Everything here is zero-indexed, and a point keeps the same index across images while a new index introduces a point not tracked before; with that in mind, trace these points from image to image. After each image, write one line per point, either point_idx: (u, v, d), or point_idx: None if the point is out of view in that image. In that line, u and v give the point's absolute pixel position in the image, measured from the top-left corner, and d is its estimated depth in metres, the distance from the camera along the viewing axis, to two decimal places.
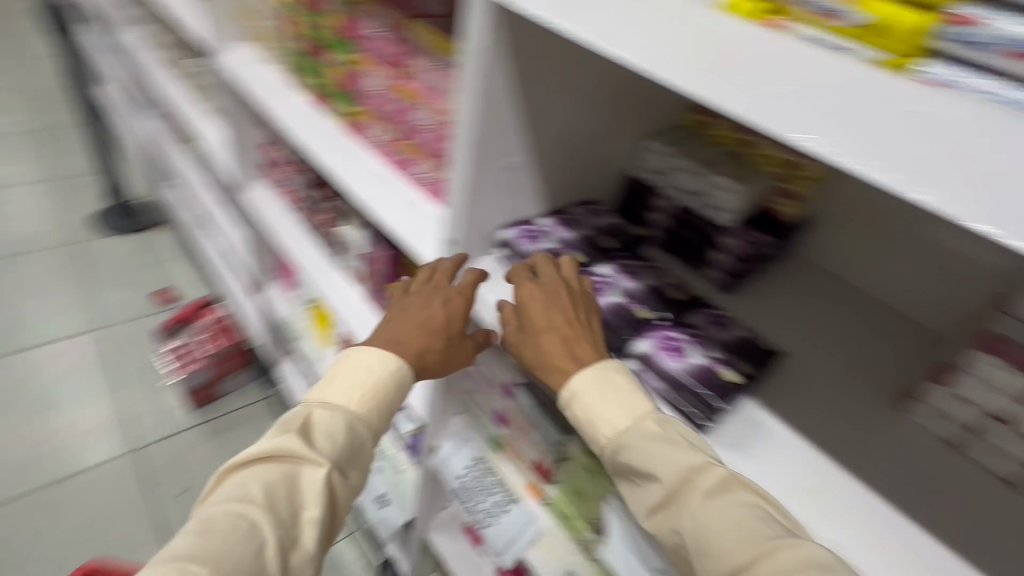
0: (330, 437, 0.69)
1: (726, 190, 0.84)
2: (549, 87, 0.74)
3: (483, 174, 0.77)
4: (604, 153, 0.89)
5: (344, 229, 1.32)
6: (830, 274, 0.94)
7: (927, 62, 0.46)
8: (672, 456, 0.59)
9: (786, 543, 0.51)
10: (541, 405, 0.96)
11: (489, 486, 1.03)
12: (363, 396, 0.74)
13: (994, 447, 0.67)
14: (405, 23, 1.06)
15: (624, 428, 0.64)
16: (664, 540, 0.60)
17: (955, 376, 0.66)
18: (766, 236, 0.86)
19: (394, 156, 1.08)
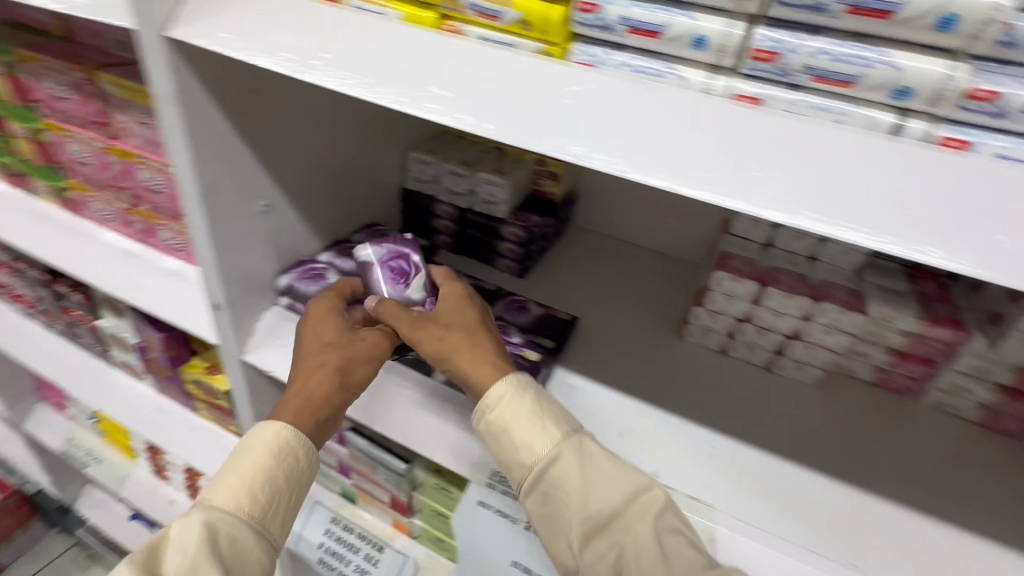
0: (638, 546, 0.58)
1: (490, 184, 0.93)
2: (597, 197, 1.11)
3: (232, 226, 0.70)
4: (612, 226, 1.14)
5: (285, 280, 0.80)
6: (700, 267, 1.08)
7: (573, 47, 0.51)
8: (612, 491, 0.60)
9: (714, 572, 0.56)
10: None
11: None
12: (583, 452, 0.61)
13: (807, 343, 0.82)
14: (84, 78, 0.77)
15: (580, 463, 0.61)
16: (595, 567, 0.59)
17: (708, 295, 0.85)
18: (542, 220, 0.98)
19: (315, 272, 0.81)
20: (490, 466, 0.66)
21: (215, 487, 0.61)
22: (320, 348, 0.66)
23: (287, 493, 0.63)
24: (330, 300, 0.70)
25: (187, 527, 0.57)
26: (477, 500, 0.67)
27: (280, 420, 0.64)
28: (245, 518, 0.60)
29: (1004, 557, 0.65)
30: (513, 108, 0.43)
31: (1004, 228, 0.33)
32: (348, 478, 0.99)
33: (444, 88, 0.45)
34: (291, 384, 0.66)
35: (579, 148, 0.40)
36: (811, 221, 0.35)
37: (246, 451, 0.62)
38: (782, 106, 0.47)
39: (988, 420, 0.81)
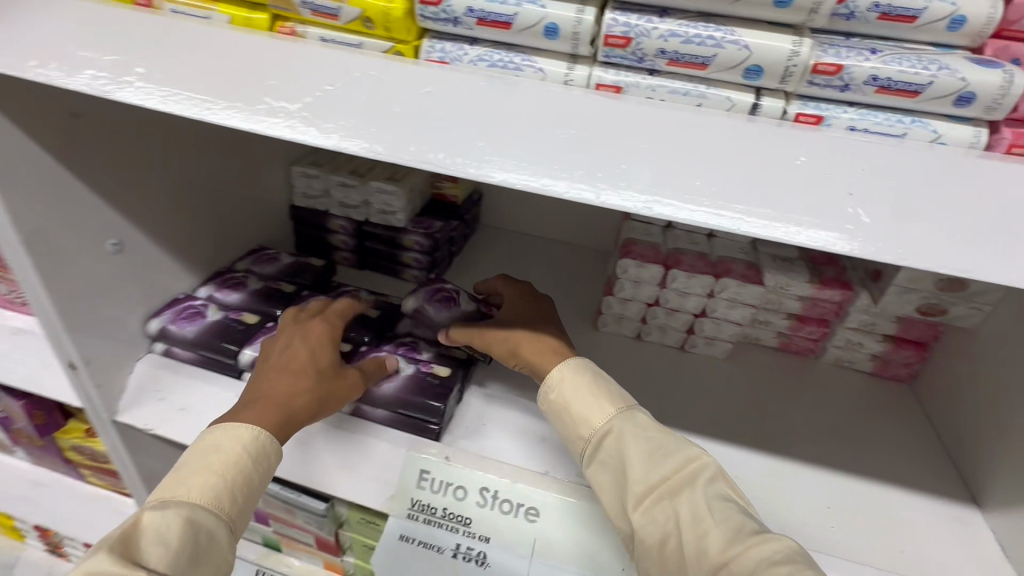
0: (693, 508, 0.51)
1: (384, 193, 0.88)
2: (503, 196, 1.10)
3: (74, 271, 0.61)
4: (521, 222, 1.12)
5: (156, 323, 0.72)
6: (611, 254, 1.08)
7: (423, 44, 0.53)
8: (671, 459, 0.55)
9: (768, 535, 0.48)
10: (430, 470, 0.63)
11: (456, 520, 0.61)
12: (640, 424, 0.58)
13: (715, 319, 0.84)
14: None
15: (636, 430, 0.58)
16: (648, 538, 0.52)
17: (616, 283, 0.84)
18: (446, 224, 0.94)
19: (193, 310, 0.74)
20: (409, 496, 0.62)
21: (183, 479, 0.51)
22: (305, 370, 0.61)
23: (260, 489, 0.55)
24: (323, 326, 0.67)
25: (166, 521, 0.47)
26: (399, 535, 0.62)
27: (253, 420, 0.56)
28: (223, 516, 0.50)
29: (905, 498, 0.69)
30: (362, 115, 0.39)
31: (857, 200, 0.33)
32: (267, 525, 0.90)
33: (282, 97, 0.40)
34: (259, 394, 0.59)
35: (441, 154, 0.37)
36: (685, 213, 0.34)
37: (216, 447, 0.53)
38: (640, 90, 0.49)
39: (880, 368, 0.86)
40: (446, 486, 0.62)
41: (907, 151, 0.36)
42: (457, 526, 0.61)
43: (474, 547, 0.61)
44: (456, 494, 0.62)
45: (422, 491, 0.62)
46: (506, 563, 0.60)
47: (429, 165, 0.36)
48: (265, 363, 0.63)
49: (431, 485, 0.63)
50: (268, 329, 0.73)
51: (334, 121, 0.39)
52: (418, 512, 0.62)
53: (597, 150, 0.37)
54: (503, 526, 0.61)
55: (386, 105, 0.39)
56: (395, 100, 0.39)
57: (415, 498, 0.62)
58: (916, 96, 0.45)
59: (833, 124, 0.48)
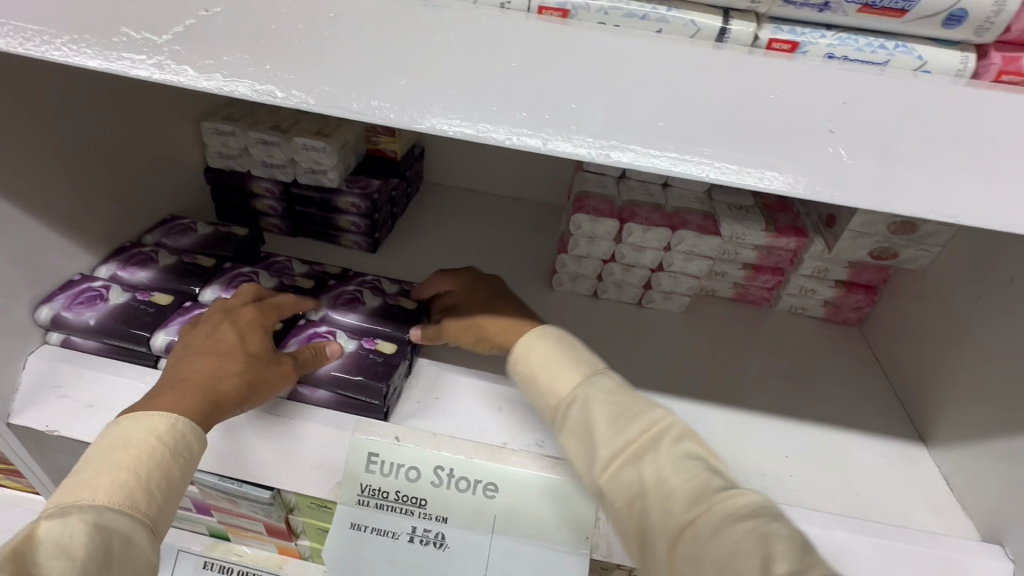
0: (659, 469, 0.49)
1: (311, 150, 0.79)
2: (447, 150, 1.02)
3: None
4: (469, 178, 1.05)
5: (46, 310, 0.62)
6: (562, 208, 1.03)
7: None
8: (636, 420, 0.52)
9: (735, 490, 0.46)
10: (378, 452, 0.58)
11: (410, 503, 0.57)
12: (607, 388, 0.56)
13: (672, 273, 0.81)
14: None
15: (596, 389, 0.56)
16: (618, 498, 0.50)
17: (570, 240, 0.80)
18: (384, 183, 0.86)
19: (92, 293, 0.64)
20: (358, 482, 0.57)
21: (88, 481, 0.43)
22: (234, 354, 0.55)
23: (185, 483, 0.47)
24: (256, 311, 0.61)
25: (67, 530, 0.39)
26: (349, 523, 0.57)
27: (172, 408, 0.49)
28: (141, 516, 0.43)
29: (856, 441, 0.70)
30: (252, 48, 0.31)
31: (838, 138, 0.29)
32: (210, 516, 0.84)
33: (148, 25, 0.32)
34: (178, 382, 0.52)
35: (357, 98, 0.30)
36: (646, 160, 0.29)
37: (126, 441, 0.46)
38: (590, 14, 0.42)
39: (832, 314, 0.87)
40: (397, 468, 0.58)
41: (889, 83, 0.32)
42: (411, 509, 0.57)
43: (431, 529, 0.57)
44: (409, 475, 0.58)
45: (372, 475, 0.58)
46: (466, 541, 0.57)
47: (341, 109, 0.30)
48: (188, 350, 0.56)
49: (381, 468, 0.58)
50: (185, 309, 0.65)
51: (217, 56, 0.31)
52: (369, 498, 0.58)
53: (544, 88, 0.31)
54: (461, 504, 0.57)
55: (281, 34, 0.32)
56: (294, 28, 0.32)
57: (365, 484, 0.57)
58: (902, 16, 0.41)
59: (809, 51, 0.43)
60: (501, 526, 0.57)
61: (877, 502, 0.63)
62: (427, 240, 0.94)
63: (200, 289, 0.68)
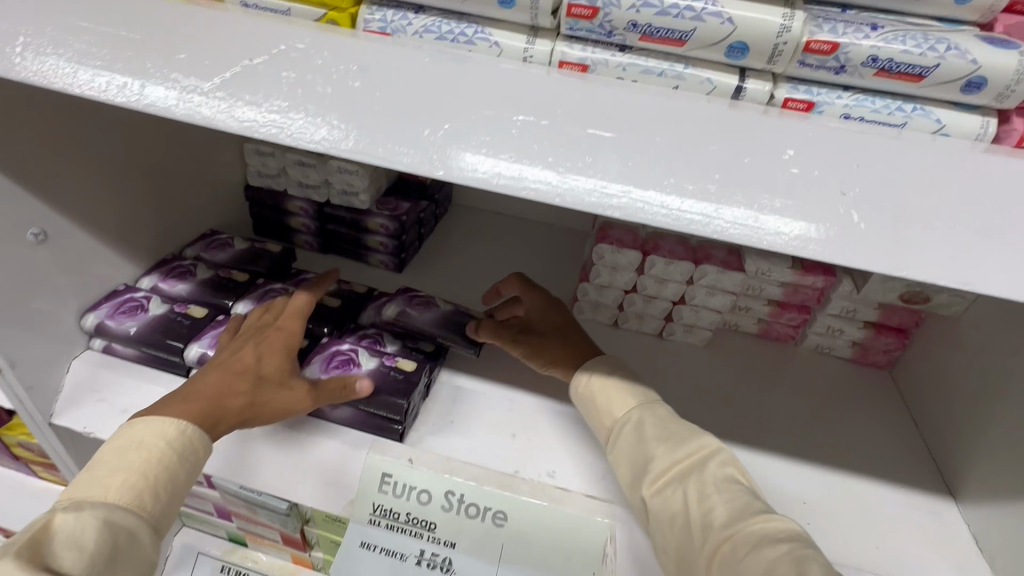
0: (701, 488, 0.50)
1: (345, 173, 0.82)
2: None
3: None
4: (496, 202, 1.07)
5: (90, 318, 0.66)
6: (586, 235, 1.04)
7: (361, 12, 0.48)
8: (686, 443, 0.54)
9: (776, 514, 0.46)
10: (391, 473, 0.59)
11: (419, 526, 0.58)
12: (659, 414, 0.58)
13: (694, 306, 0.81)
14: None
15: (646, 411, 0.58)
16: (662, 514, 0.51)
17: (592, 270, 0.81)
18: (413, 206, 0.89)
19: (134, 303, 0.68)
20: (370, 501, 0.59)
21: (98, 479, 0.46)
22: (246, 376, 0.57)
23: (190, 483, 0.50)
24: (284, 332, 0.63)
25: (79, 523, 0.42)
26: (359, 541, 0.59)
27: (179, 415, 0.51)
28: (146, 515, 0.46)
29: (881, 491, 0.68)
30: (290, 96, 0.33)
31: (851, 200, 0.29)
32: (229, 522, 0.87)
33: (196, 72, 0.35)
34: (192, 391, 0.55)
35: (382, 146, 0.32)
36: (654, 214, 0.30)
37: (138, 442, 0.49)
38: (609, 70, 0.45)
39: (860, 356, 0.84)
40: (409, 489, 0.59)
41: (906, 145, 0.32)
42: (421, 532, 0.58)
43: (439, 554, 0.58)
44: (420, 498, 0.58)
45: (384, 496, 0.58)
46: (473, 568, 0.57)
47: (367, 155, 0.32)
48: (211, 360, 0.59)
49: (394, 489, 0.59)
50: (217, 323, 0.68)
51: (257, 101, 0.33)
52: (380, 518, 0.59)
53: (560, 140, 0.32)
54: (470, 531, 0.58)
55: (316, 83, 0.34)
56: (329, 77, 0.34)
57: (376, 504, 0.58)
58: (919, 82, 0.41)
59: (825, 111, 0.44)
60: (509, 556, 0.57)
61: (900, 558, 0.61)
62: (453, 261, 0.96)
63: (233, 303, 0.71)
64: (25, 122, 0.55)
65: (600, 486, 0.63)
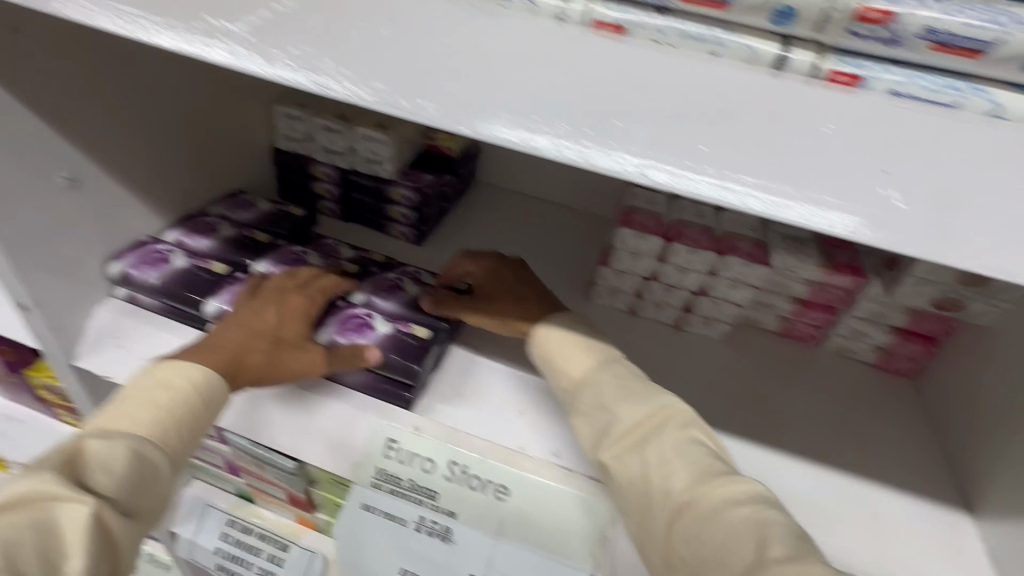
0: (661, 451, 0.49)
1: (371, 140, 0.81)
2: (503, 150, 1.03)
3: (25, 205, 0.57)
4: (520, 181, 1.05)
5: (115, 267, 0.67)
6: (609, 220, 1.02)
7: None
8: (646, 406, 0.53)
9: (736, 477, 0.46)
10: (395, 438, 0.59)
11: (419, 493, 0.58)
12: (617, 374, 0.57)
13: (714, 299, 0.79)
14: None
15: (598, 369, 0.58)
16: (620, 478, 0.50)
17: (613, 254, 0.79)
18: (436, 179, 0.88)
19: (158, 256, 0.69)
20: (374, 465, 0.59)
21: (130, 410, 0.49)
22: (264, 335, 0.60)
23: (208, 429, 0.53)
24: (303, 299, 0.65)
25: (114, 450, 0.45)
26: (361, 504, 0.59)
27: (204, 365, 0.54)
28: (171, 451, 0.49)
29: (894, 499, 0.66)
30: (317, 43, 0.33)
31: (893, 180, 0.28)
32: (239, 478, 0.89)
33: (226, 15, 0.34)
34: (214, 343, 0.57)
35: (405, 98, 0.31)
36: (683, 183, 0.29)
37: (167, 383, 0.51)
38: (646, 32, 0.43)
39: (883, 361, 0.82)
40: (413, 456, 0.59)
41: (954, 129, 0.30)
42: (422, 500, 0.58)
43: (438, 523, 0.58)
44: (423, 466, 0.59)
45: (388, 460, 0.59)
46: (471, 539, 0.58)
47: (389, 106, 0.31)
48: (233, 316, 0.61)
49: (398, 455, 0.59)
50: (236, 281, 0.69)
51: (283, 47, 0.33)
52: (382, 482, 0.59)
53: (589, 102, 0.31)
54: (471, 503, 0.58)
55: (345, 32, 0.33)
56: (357, 26, 0.33)
57: (379, 467, 0.59)
58: (978, 58, 0.39)
59: (871, 86, 0.42)
60: (509, 530, 0.57)
61: (907, 567, 0.60)
62: (471, 239, 0.95)
63: (252, 262, 0.72)
64: (60, 67, 0.56)
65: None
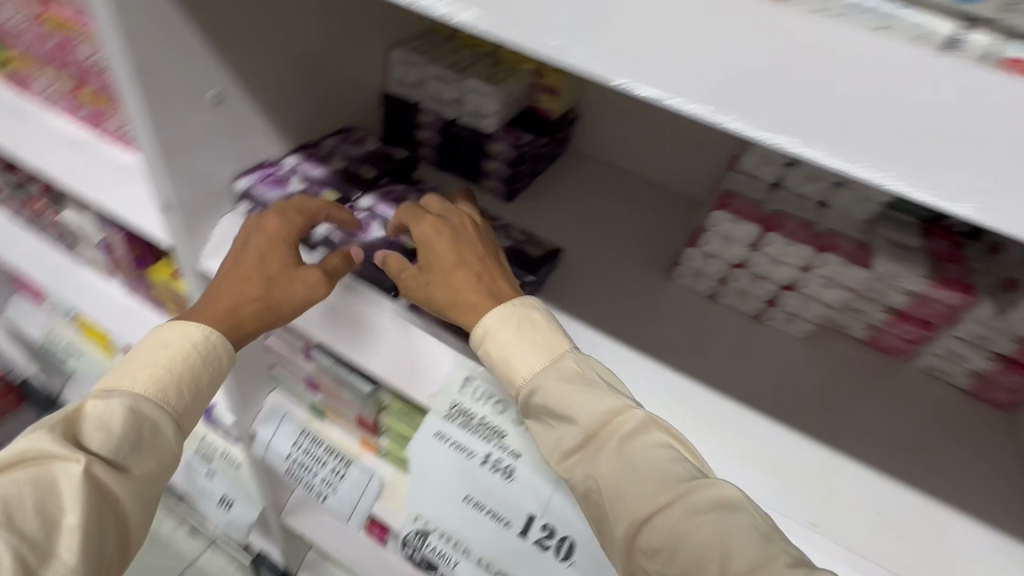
0: (619, 460, 0.52)
1: (479, 93, 0.84)
2: (603, 119, 1.02)
3: (181, 116, 0.63)
4: (615, 153, 1.05)
5: (242, 184, 0.74)
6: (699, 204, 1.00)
7: None
8: (592, 414, 0.54)
9: (700, 482, 0.49)
10: (471, 377, 0.63)
11: (490, 430, 0.62)
12: (563, 374, 0.56)
13: (803, 295, 0.77)
14: None
15: (543, 367, 0.57)
16: (578, 485, 0.55)
17: (703, 236, 0.78)
18: (534, 139, 0.90)
19: (278, 178, 0.75)
20: (449, 397, 0.63)
21: (136, 372, 0.58)
22: (255, 278, 0.63)
23: (210, 388, 0.62)
24: (281, 221, 0.65)
25: (110, 409, 0.54)
26: (434, 431, 0.64)
27: (201, 326, 0.61)
28: (169, 410, 0.58)
29: (968, 528, 0.63)
30: None
31: None
32: (316, 395, 0.98)
33: None
34: (212, 298, 0.63)
35: None
36: None
37: (166, 345, 0.60)
38: None
39: (978, 388, 0.77)
40: (487, 396, 0.63)
41: None
42: (491, 438, 0.62)
43: (504, 461, 0.62)
44: (496, 406, 0.62)
45: (463, 395, 0.63)
46: (533, 481, 0.61)
47: None
48: (229, 261, 0.65)
49: (473, 392, 0.63)
50: (344, 210, 0.74)
51: None
52: (455, 414, 0.63)
53: None
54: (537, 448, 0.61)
55: None
56: None
57: (455, 401, 0.63)
58: None
59: None
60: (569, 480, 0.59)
61: None
62: (559, 204, 0.96)
63: (358, 195, 0.77)
64: None
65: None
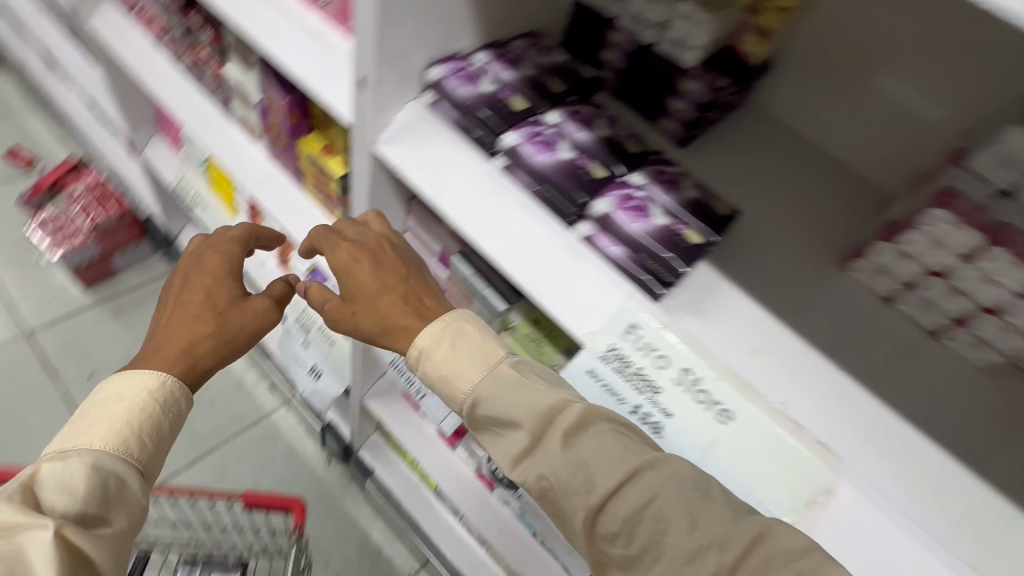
0: (572, 457, 0.58)
1: (690, 19, 0.76)
2: (802, 73, 0.89)
3: None
4: (802, 116, 0.92)
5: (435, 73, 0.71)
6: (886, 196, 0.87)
7: None
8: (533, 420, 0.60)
9: (648, 460, 0.57)
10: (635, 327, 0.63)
11: (645, 383, 0.65)
12: (501, 383, 0.64)
13: (1006, 325, 0.67)
14: None
15: (480, 377, 0.64)
16: (530, 483, 0.60)
17: (906, 232, 0.69)
18: (730, 85, 0.82)
19: (469, 73, 0.72)
20: (609, 342, 0.64)
21: (85, 432, 0.60)
22: (205, 316, 0.73)
23: (169, 437, 0.65)
24: (219, 261, 0.79)
25: (68, 468, 0.55)
26: (586, 369, 0.67)
27: (155, 370, 0.66)
28: (134, 462, 0.61)
29: None
30: None
31: None
32: None
33: None
34: (154, 351, 0.70)
35: None
36: None
37: (121, 395, 0.63)
38: None
39: None
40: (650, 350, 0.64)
41: None
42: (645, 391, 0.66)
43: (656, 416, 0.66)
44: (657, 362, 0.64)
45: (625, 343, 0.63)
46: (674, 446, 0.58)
47: None
48: (162, 308, 0.75)
49: (636, 342, 0.63)
50: (532, 122, 0.70)
51: None
52: (611, 358, 0.65)
53: None
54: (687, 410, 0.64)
55: None
56: None
57: (615, 346, 0.64)
58: None
59: None
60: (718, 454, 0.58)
61: None
62: (725, 165, 0.86)
63: (544, 109, 0.72)
64: None
65: (829, 442, 0.61)
